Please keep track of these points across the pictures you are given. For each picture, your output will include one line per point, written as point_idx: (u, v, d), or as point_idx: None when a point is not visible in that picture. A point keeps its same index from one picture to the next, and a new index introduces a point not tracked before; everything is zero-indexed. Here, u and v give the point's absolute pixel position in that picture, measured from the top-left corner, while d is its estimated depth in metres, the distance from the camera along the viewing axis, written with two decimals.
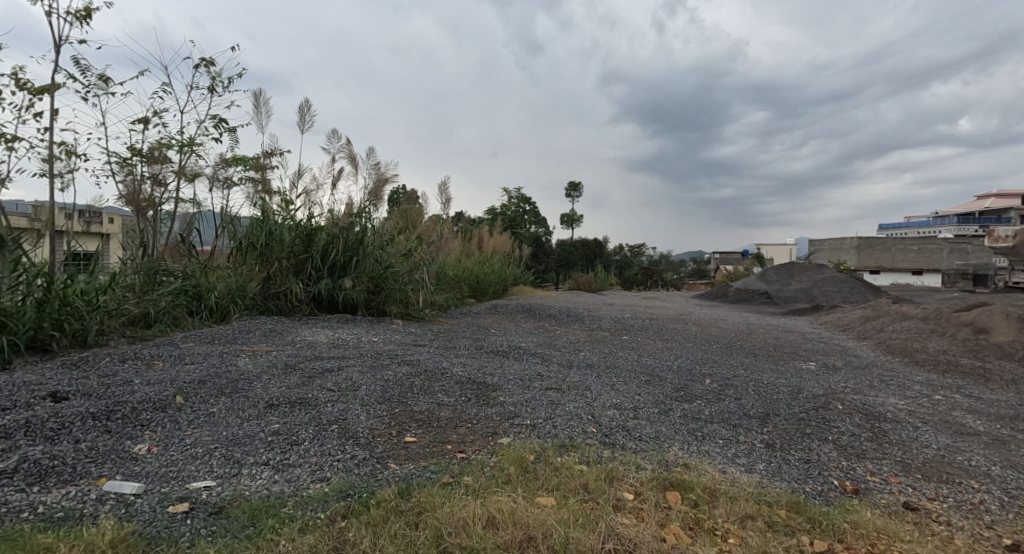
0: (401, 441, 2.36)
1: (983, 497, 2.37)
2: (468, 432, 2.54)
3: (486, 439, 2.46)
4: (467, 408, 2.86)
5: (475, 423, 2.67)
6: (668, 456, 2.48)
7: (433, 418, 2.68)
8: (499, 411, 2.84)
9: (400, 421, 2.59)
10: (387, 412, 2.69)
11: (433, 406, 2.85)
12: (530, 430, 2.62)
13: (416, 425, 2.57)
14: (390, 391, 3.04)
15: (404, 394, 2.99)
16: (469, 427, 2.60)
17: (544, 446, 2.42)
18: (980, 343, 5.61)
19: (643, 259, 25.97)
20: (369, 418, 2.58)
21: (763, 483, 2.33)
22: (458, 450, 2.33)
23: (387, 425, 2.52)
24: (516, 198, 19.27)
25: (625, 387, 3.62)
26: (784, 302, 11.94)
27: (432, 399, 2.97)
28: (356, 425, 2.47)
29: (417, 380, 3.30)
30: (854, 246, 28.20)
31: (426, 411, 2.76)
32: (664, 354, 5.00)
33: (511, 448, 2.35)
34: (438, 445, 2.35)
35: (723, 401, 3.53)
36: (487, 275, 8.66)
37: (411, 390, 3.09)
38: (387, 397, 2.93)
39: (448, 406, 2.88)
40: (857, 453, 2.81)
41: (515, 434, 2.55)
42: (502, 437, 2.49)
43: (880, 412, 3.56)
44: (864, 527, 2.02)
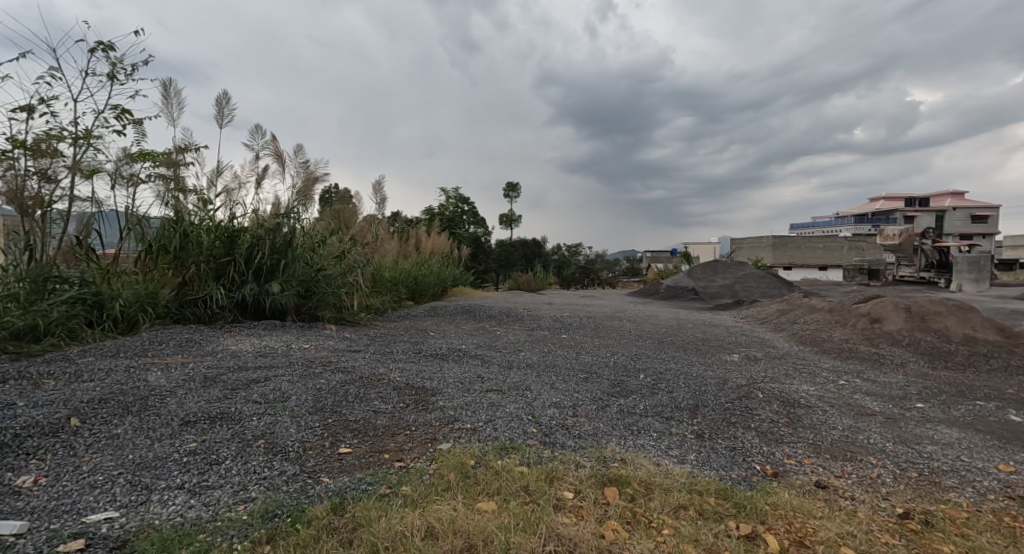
0: (335, 453, 2.26)
1: (880, 471, 2.58)
2: (406, 439, 2.46)
3: (425, 446, 2.39)
4: (405, 415, 2.78)
5: (414, 429, 2.59)
6: (605, 452, 2.52)
7: (369, 426, 2.59)
8: (438, 416, 2.78)
9: (333, 432, 2.48)
10: (319, 423, 2.57)
11: (370, 413, 2.75)
12: (469, 434, 2.58)
13: (351, 435, 2.47)
14: (323, 401, 2.89)
15: (338, 404, 2.86)
16: (407, 435, 2.52)
17: (484, 450, 2.39)
18: (875, 331, 6.17)
19: (580, 258, 26.56)
20: (300, 431, 2.44)
21: (694, 473, 2.43)
22: (396, 458, 2.25)
23: (319, 436, 2.41)
24: (454, 198, 19.13)
25: (564, 385, 3.66)
26: (711, 297, 12.59)
27: (367, 407, 2.86)
28: (285, 438, 2.34)
29: (352, 388, 3.17)
30: (770, 244, 30.23)
31: (362, 420, 2.66)
32: (602, 351, 5.11)
33: (451, 454, 2.30)
34: (374, 455, 2.26)
35: (657, 395, 3.65)
36: (426, 276, 8.50)
37: (344, 399, 2.96)
38: (320, 407, 2.79)
39: (385, 413, 2.79)
40: (776, 438, 2.99)
41: (454, 439, 2.50)
42: (441, 443, 2.43)
43: (795, 398, 3.83)
44: (782, 508, 2.14)
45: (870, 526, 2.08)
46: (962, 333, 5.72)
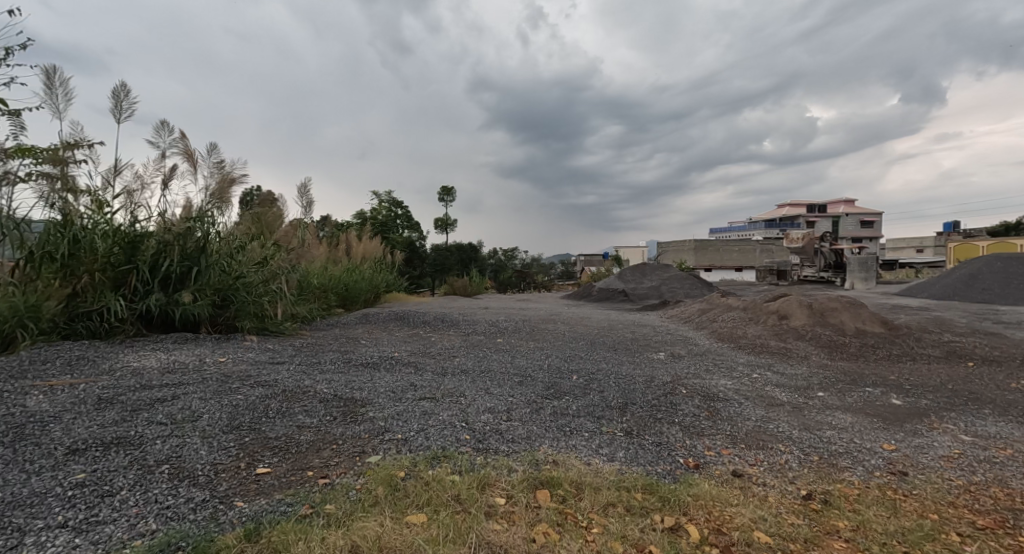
0: (252, 474, 2.11)
1: (788, 457, 2.78)
2: (332, 453, 2.35)
3: (352, 460, 2.29)
4: (332, 429, 2.65)
5: (340, 443, 2.48)
6: (537, 454, 2.53)
7: (291, 443, 2.44)
8: (367, 428, 2.68)
9: (251, 451, 2.32)
10: (235, 443, 2.39)
11: (293, 429, 2.60)
12: (399, 445, 2.50)
13: (271, 453, 2.32)
14: (239, 418, 2.70)
15: (257, 420, 2.68)
16: (333, 449, 2.40)
17: (415, 461, 2.32)
18: (784, 327, 6.66)
19: (516, 261, 26.78)
20: (212, 452, 2.26)
21: (622, 469, 2.49)
22: (321, 475, 2.14)
23: (234, 457, 2.24)
24: (386, 201, 18.67)
25: (498, 389, 3.66)
26: (639, 298, 13.10)
27: (290, 422, 2.70)
28: (193, 462, 2.15)
29: (273, 402, 2.99)
30: (691, 247, 31.94)
31: (284, 436, 2.50)
32: (536, 354, 5.16)
33: (380, 467, 2.22)
34: (296, 474, 2.14)
35: (588, 395, 3.73)
36: (356, 282, 8.22)
37: (264, 415, 2.78)
38: (236, 425, 2.60)
39: (310, 428, 2.65)
40: (698, 431, 3.14)
41: (384, 451, 2.42)
42: (370, 456, 2.34)
43: (715, 392, 4.05)
44: (703, 498, 2.24)
45: (780, 509, 2.22)
46: (855, 327, 6.30)
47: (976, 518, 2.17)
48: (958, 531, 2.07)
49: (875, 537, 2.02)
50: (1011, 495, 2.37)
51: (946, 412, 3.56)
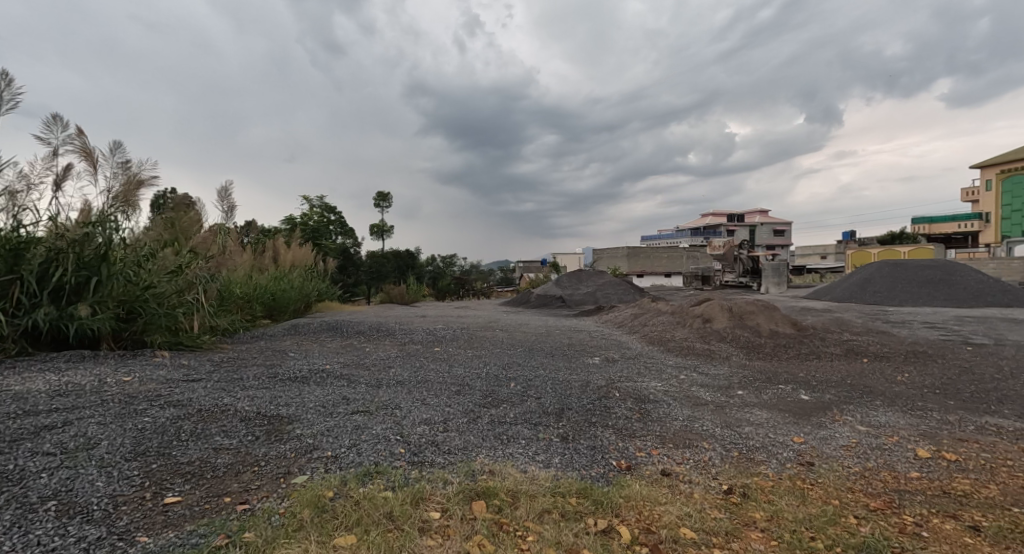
0: (158, 504, 1.99)
1: (710, 454, 2.95)
2: (253, 476, 2.25)
3: (276, 482, 2.20)
4: (253, 449, 2.53)
5: (262, 465, 2.37)
6: (474, 465, 2.54)
7: (206, 468, 2.31)
8: (293, 447, 2.57)
9: (158, 479, 2.17)
10: (139, 471, 2.23)
11: (208, 452, 2.46)
12: (328, 463, 2.42)
13: (183, 480, 2.18)
14: (146, 443, 2.52)
15: (166, 445, 2.51)
16: (254, 472, 2.29)
17: (344, 479, 2.26)
18: (708, 329, 7.06)
19: (455, 268, 26.62)
20: (111, 484, 2.10)
21: (558, 475, 2.55)
22: (240, 500, 2.04)
23: (138, 487, 2.09)
24: (318, 206, 18.01)
25: (435, 399, 3.63)
26: (576, 304, 13.42)
27: (206, 445, 2.55)
28: (88, 495, 2.00)
29: (186, 424, 2.81)
30: (624, 254, 33.09)
31: (197, 461, 2.36)
32: (474, 362, 5.16)
33: (306, 488, 2.14)
34: (212, 501, 2.03)
35: (525, 402, 3.78)
36: (285, 291, 7.86)
37: (175, 438, 2.60)
38: (141, 451, 2.43)
39: (228, 450, 2.51)
40: (629, 433, 3.26)
41: (311, 471, 2.34)
42: (295, 477, 2.26)
43: (646, 394, 4.23)
44: (634, 499, 2.34)
45: (703, 505, 2.35)
46: (769, 328, 6.78)
47: (869, 501, 2.40)
48: (854, 514, 2.28)
49: (786, 526, 2.18)
50: (898, 477, 2.64)
51: (845, 405, 3.92)
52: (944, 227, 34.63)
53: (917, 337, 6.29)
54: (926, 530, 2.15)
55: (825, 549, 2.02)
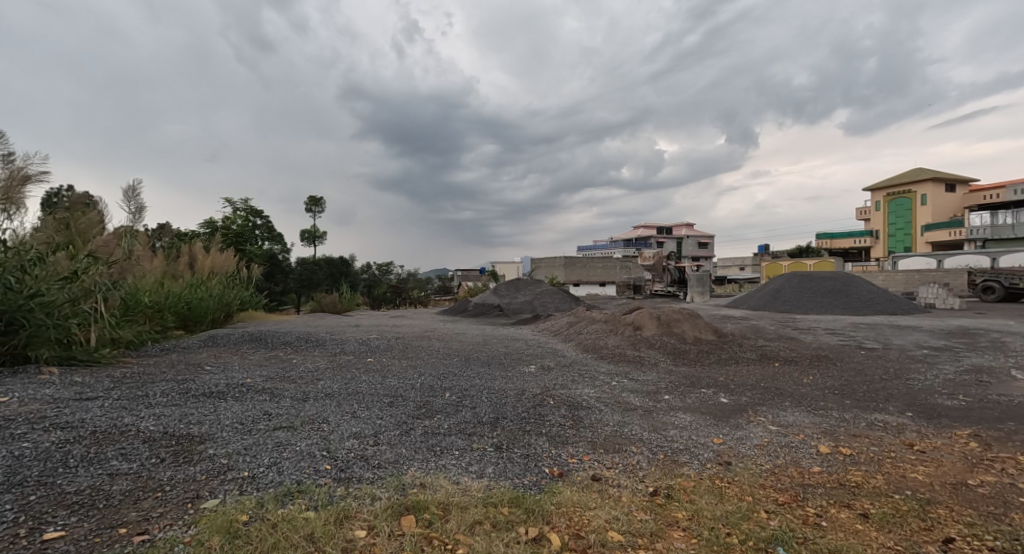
0: (35, 541, 1.82)
1: (638, 457, 3.08)
2: (155, 503, 2.10)
3: (182, 508, 2.07)
4: (157, 473, 2.37)
5: (167, 490, 2.22)
6: (404, 478, 2.51)
7: (98, 497, 2.13)
8: (204, 468, 2.43)
9: (37, 513, 1.99)
10: (15, 505, 2.03)
11: (101, 479, 2.27)
12: (243, 484, 2.31)
13: (68, 512, 2.01)
14: (26, 472, 2.30)
15: (51, 473, 2.30)
16: (156, 498, 2.15)
17: (261, 501, 2.16)
18: (638, 337, 7.33)
19: (392, 276, 26.12)
20: None
21: (490, 485, 2.57)
22: (137, 531, 1.90)
23: (12, 524, 1.91)
24: (243, 209, 17.09)
25: (367, 412, 3.54)
26: (513, 312, 13.52)
27: (100, 470, 2.36)
28: None
29: (77, 448, 2.58)
30: (561, 263, 33.76)
31: (87, 489, 2.18)
32: (409, 372, 5.08)
33: (216, 513, 2.04)
34: (103, 533, 1.88)
35: (460, 412, 3.77)
36: (202, 300, 7.39)
37: (63, 465, 2.39)
38: (18, 482, 2.21)
39: (126, 475, 2.34)
40: (562, 440, 3.33)
41: (223, 493, 2.22)
42: (205, 501, 2.14)
43: (579, 401, 4.34)
44: (564, 506, 2.39)
45: (630, 507, 2.45)
46: (693, 335, 7.16)
47: (778, 495, 2.59)
48: (765, 509, 2.45)
49: (705, 523, 2.31)
50: (804, 472, 2.87)
51: (759, 406, 4.21)
52: (844, 241, 38.04)
53: (820, 342, 6.87)
54: (825, 520, 2.35)
55: (740, 544, 2.16)
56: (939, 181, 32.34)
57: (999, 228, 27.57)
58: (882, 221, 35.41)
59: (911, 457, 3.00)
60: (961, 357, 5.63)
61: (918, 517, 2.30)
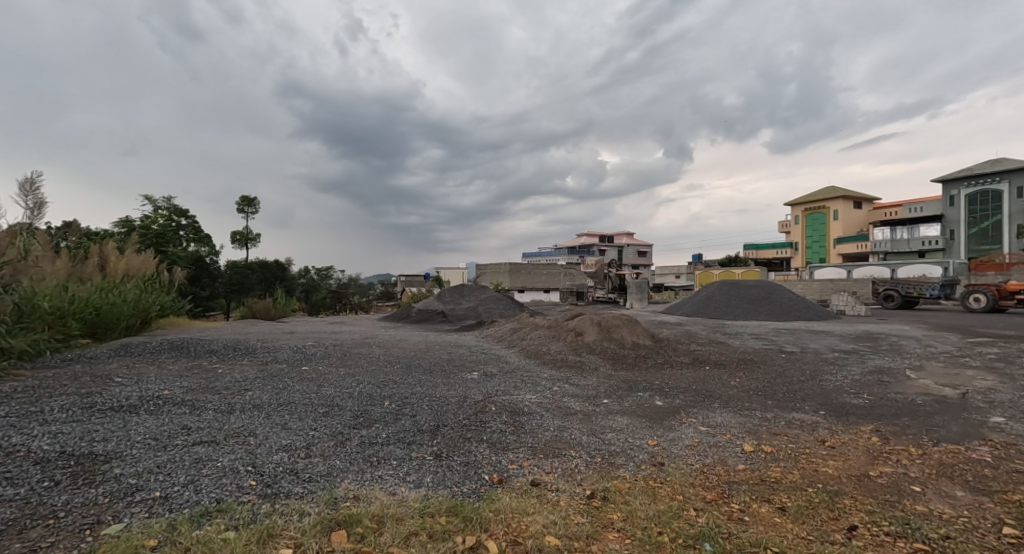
0: None
1: (577, 461, 3.13)
2: (45, 532, 1.93)
3: (77, 536, 1.92)
4: (50, 498, 2.17)
5: (60, 517, 2.04)
6: (337, 492, 2.43)
7: None
8: (108, 490, 2.25)
9: None
10: None
11: None
12: (153, 506, 2.16)
13: None
14: None
15: None
16: (47, 526, 1.97)
17: (172, 524, 2.03)
18: (580, 342, 7.47)
19: (331, 281, 25.30)
20: None
21: (428, 494, 2.53)
22: None
23: None
24: (165, 207, 16.04)
25: (300, 423, 3.40)
26: (457, 319, 13.42)
27: None
28: None
29: None
30: (506, 270, 33.87)
31: None
32: (346, 380, 4.91)
33: (119, 540, 1.90)
34: None
35: (399, 420, 3.69)
36: (114, 306, 6.83)
37: None
38: None
39: (12, 502, 2.13)
40: (503, 446, 3.34)
41: (128, 517, 2.07)
42: (105, 526, 1.98)
43: (520, 407, 4.36)
44: (503, 513, 2.39)
45: (567, 511, 2.49)
46: (632, 340, 7.38)
47: (706, 493, 2.71)
48: (694, 507, 2.56)
49: (638, 523, 2.38)
50: (730, 470, 3.02)
51: (691, 408, 4.39)
52: (769, 251, 40.52)
53: (746, 346, 7.27)
54: (748, 515, 2.48)
55: (670, 542, 2.24)
56: (848, 198, 35.26)
57: (899, 242, 30.39)
58: (801, 233, 38.06)
59: (824, 452, 3.22)
60: (867, 359, 6.13)
61: (827, 508, 2.48)
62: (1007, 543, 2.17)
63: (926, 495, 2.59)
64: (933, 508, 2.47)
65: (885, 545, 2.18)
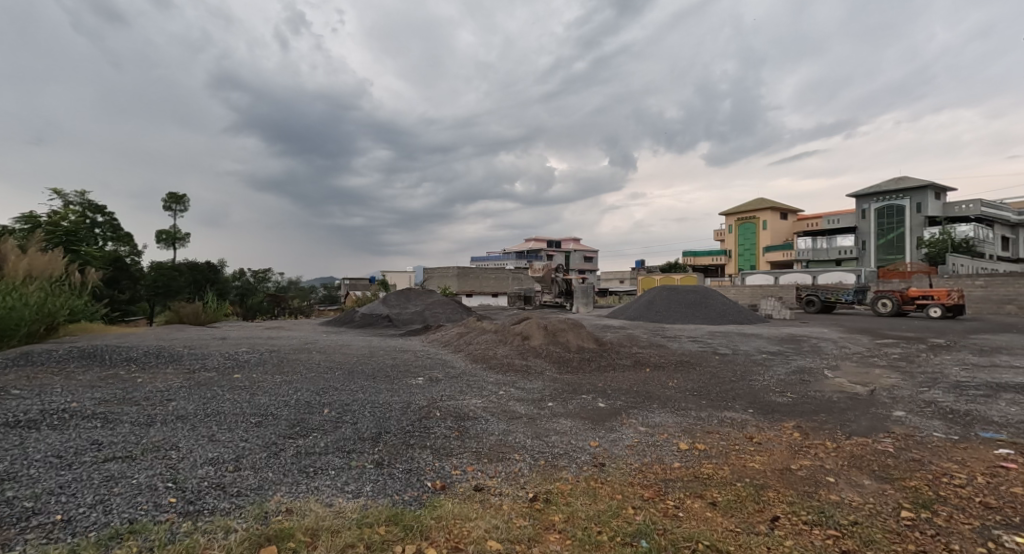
0: None
1: (521, 465, 3.15)
2: None
3: None
4: None
5: None
6: (268, 506, 2.33)
7: None
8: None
9: None
10: None
11: None
12: (54, 531, 2.00)
13: None
14: None
15: None
16: None
17: (75, 550, 1.89)
18: (526, 346, 7.53)
19: (270, 283, 24.26)
20: None
21: (367, 504, 2.47)
22: None
23: None
24: (80, 203, 14.84)
25: (229, 435, 3.23)
26: (403, 323, 13.21)
27: None
28: None
29: None
30: (453, 273, 33.65)
31: None
32: (283, 388, 4.72)
33: None
34: None
35: (339, 429, 3.58)
36: (14, 311, 6.24)
37: None
38: None
39: None
40: (446, 452, 3.30)
41: (23, 545, 1.91)
42: None
43: (465, 412, 4.34)
44: (445, 519, 2.37)
45: (509, 515, 2.50)
46: (577, 344, 7.52)
47: (644, 491, 2.79)
48: (632, 506, 2.63)
49: (578, 524, 2.42)
50: (666, 468, 3.13)
51: (632, 409, 4.52)
52: (706, 258, 42.42)
53: (684, 349, 7.57)
54: (682, 510, 2.58)
55: (609, 541, 2.29)
56: (776, 209, 37.52)
57: (820, 251, 32.65)
58: (735, 241, 40.11)
59: (752, 448, 3.40)
60: (791, 359, 6.54)
61: (754, 501, 2.62)
62: (904, 525, 2.37)
63: (839, 485, 2.78)
64: (846, 496, 2.66)
65: (803, 533, 2.32)
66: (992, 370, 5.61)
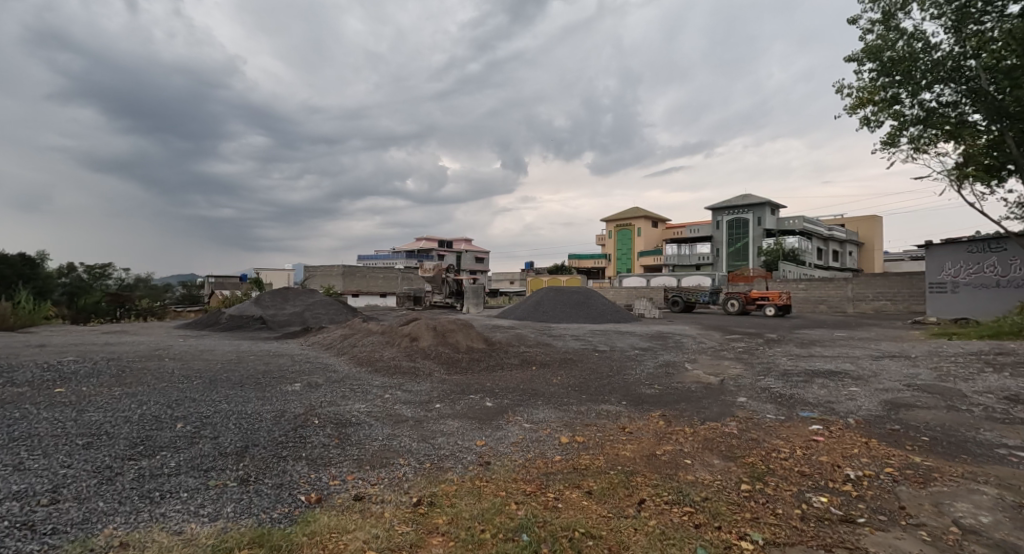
0: None
1: (405, 469, 3.08)
2: None
3: None
4: None
5: None
6: (95, 542, 2.03)
7: None
8: None
9: None
10: None
11: None
12: None
13: None
14: None
15: None
16: None
17: None
18: (414, 348, 7.38)
19: (114, 281, 21.13)
20: None
21: (226, 527, 2.25)
22: None
23: None
24: None
25: (48, 461, 2.77)
26: (279, 326, 12.27)
27: None
28: None
29: None
30: (337, 273, 31.95)
31: None
32: (124, 403, 4.13)
33: None
34: None
35: (196, 445, 3.23)
36: None
37: None
38: None
39: None
40: (324, 462, 3.13)
41: None
42: None
43: (347, 418, 4.14)
44: (319, 535, 2.24)
45: (390, 521, 2.43)
46: (466, 344, 7.54)
47: (526, 486, 2.86)
48: (514, 501, 2.68)
49: (462, 524, 2.42)
50: (547, 462, 3.24)
51: (517, 407, 4.62)
52: (588, 261, 44.80)
53: (567, 347, 7.94)
54: (561, 501, 2.69)
55: (491, 538, 2.32)
56: (649, 217, 40.78)
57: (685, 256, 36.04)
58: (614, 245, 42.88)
59: (624, 438, 3.64)
60: (658, 354, 7.14)
61: (623, 487, 2.80)
62: (744, 497, 2.68)
63: (693, 467, 3.08)
64: (699, 476, 2.95)
65: (663, 512, 2.53)
66: (810, 359, 6.63)
